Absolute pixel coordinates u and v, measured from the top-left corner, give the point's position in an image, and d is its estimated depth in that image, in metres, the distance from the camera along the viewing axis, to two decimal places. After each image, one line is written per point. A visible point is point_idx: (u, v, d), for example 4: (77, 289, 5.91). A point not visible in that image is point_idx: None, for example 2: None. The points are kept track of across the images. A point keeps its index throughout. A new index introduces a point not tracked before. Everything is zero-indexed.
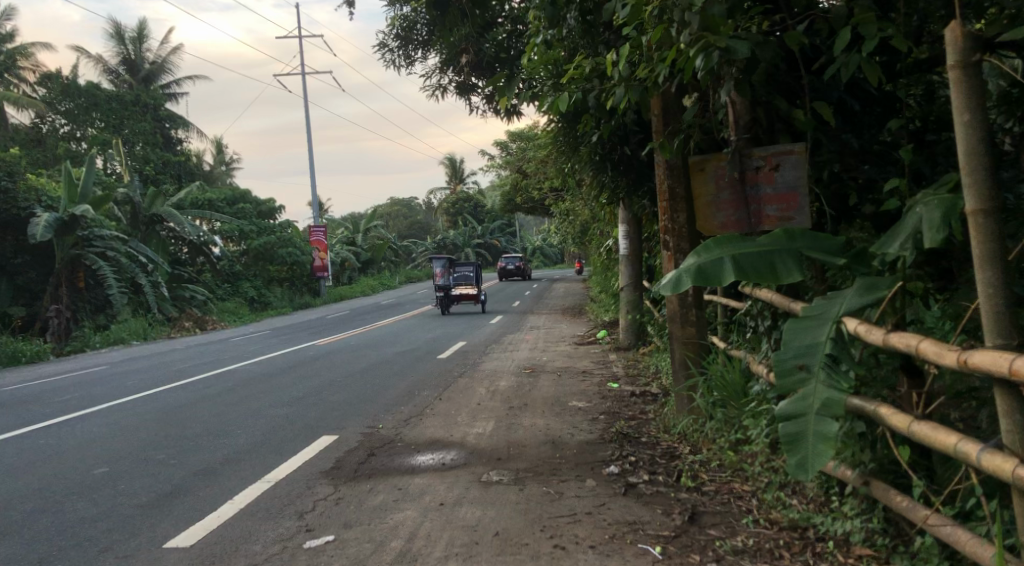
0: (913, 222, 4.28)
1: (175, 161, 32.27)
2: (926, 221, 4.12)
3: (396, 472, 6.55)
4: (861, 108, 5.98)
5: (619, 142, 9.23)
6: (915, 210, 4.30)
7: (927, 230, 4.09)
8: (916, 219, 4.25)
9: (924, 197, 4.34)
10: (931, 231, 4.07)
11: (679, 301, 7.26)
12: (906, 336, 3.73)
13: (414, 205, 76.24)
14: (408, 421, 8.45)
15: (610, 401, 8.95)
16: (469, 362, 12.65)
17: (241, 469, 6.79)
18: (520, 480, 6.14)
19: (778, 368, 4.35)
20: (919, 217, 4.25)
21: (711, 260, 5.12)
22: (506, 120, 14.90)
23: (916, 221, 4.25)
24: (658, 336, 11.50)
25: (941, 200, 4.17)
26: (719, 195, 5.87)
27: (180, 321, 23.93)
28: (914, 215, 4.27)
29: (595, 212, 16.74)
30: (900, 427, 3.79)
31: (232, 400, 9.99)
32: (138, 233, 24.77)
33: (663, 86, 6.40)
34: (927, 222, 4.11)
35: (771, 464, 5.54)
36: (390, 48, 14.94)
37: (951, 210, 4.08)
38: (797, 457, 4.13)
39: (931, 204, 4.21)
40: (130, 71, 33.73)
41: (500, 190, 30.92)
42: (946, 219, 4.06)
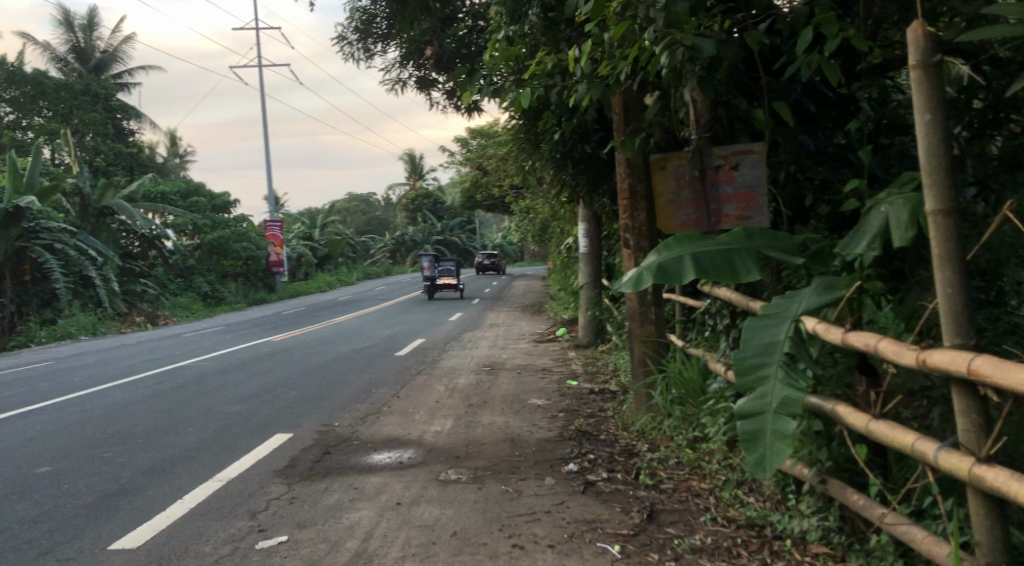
0: (879, 220, 4.33)
1: (127, 153, 31.61)
2: (894, 219, 4.18)
3: (352, 471, 6.45)
4: (816, 111, 6.11)
5: (580, 139, 9.22)
6: (880, 209, 4.36)
7: (896, 229, 4.15)
8: (883, 218, 4.31)
9: (889, 196, 4.40)
10: (900, 229, 4.14)
11: (637, 299, 7.26)
12: (864, 335, 3.76)
13: (372, 201, 75.75)
14: (365, 419, 8.35)
15: (569, 399, 8.94)
16: (427, 360, 12.55)
17: (192, 467, 6.65)
18: (479, 479, 6.09)
19: (737, 367, 4.34)
20: (886, 215, 4.31)
21: (671, 258, 5.10)
22: (466, 116, 14.83)
23: (882, 219, 4.31)
24: (617, 333, 11.54)
25: (907, 198, 4.24)
26: (679, 194, 5.84)
27: (131, 316, 23.41)
28: (881, 213, 4.33)
29: (555, 209, 16.74)
30: (857, 426, 3.82)
31: (183, 397, 9.77)
32: (86, 225, 24.21)
33: (625, 84, 6.38)
34: (895, 221, 4.17)
35: (729, 461, 5.58)
36: (349, 41, 14.77)
37: (918, 209, 4.15)
38: (755, 455, 4.13)
39: (897, 203, 4.27)
40: (80, 59, 32.95)
41: (460, 187, 30.82)
42: (913, 218, 4.13)
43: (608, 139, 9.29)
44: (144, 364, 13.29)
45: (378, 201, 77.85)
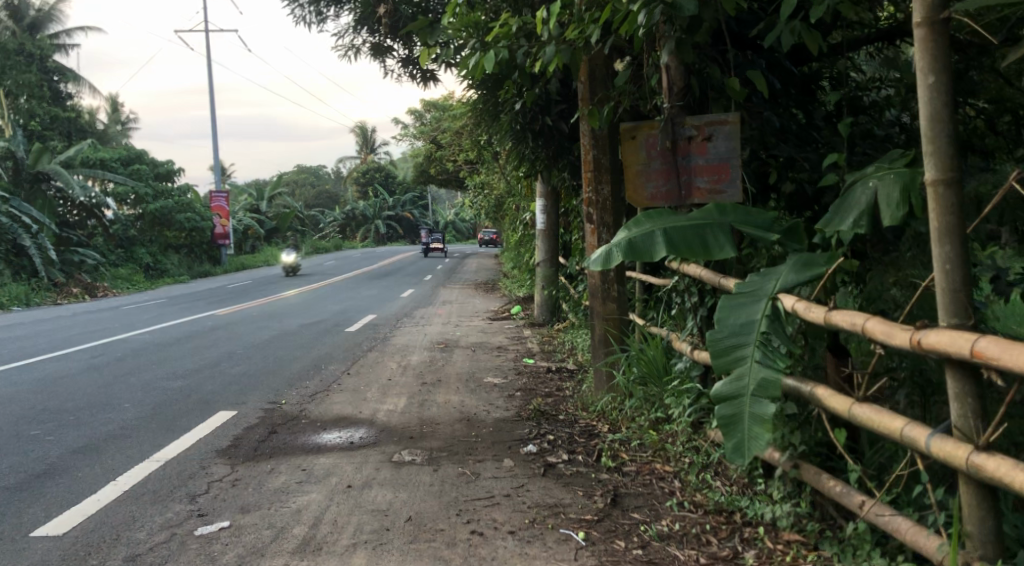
0: (868, 195, 4.19)
1: (64, 117, 30.45)
2: (884, 196, 4.04)
3: (301, 452, 6.14)
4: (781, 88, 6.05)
5: (540, 112, 8.93)
6: (869, 184, 4.22)
7: (886, 207, 4.02)
8: (871, 193, 4.18)
9: (878, 171, 4.27)
10: (890, 207, 4.01)
11: (600, 276, 7.03)
12: (849, 314, 3.54)
13: (322, 175, 74.55)
14: (314, 396, 8.01)
15: (525, 378, 8.71)
16: (378, 336, 12.20)
17: (126, 446, 6.26)
18: (434, 460, 5.82)
19: (711, 348, 4.13)
20: (875, 191, 4.17)
21: (642, 234, 4.88)
22: (422, 86, 14.44)
23: (870, 195, 4.17)
24: (574, 312, 11.38)
25: (898, 174, 4.09)
26: (650, 164, 5.61)
27: (68, 286, 22.55)
28: (869, 189, 4.20)
29: (511, 184, 16.44)
30: (840, 410, 3.61)
31: (120, 371, 9.30)
32: (21, 192, 23.31)
33: (595, 48, 6.15)
34: (886, 198, 4.03)
35: (694, 443, 5.40)
36: (300, 5, 14.23)
37: (910, 186, 3.99)
38: (733, 440, 3.95)
39: (887, 178, 4.14)
40: (14, 17, 31.45)
41: (413, 160, 30.33)
42: (905, 195, 3.99)
43: (570, 111, 9.03)
44: (79, 336, 12.73)
45: (327, 174, 76.47)
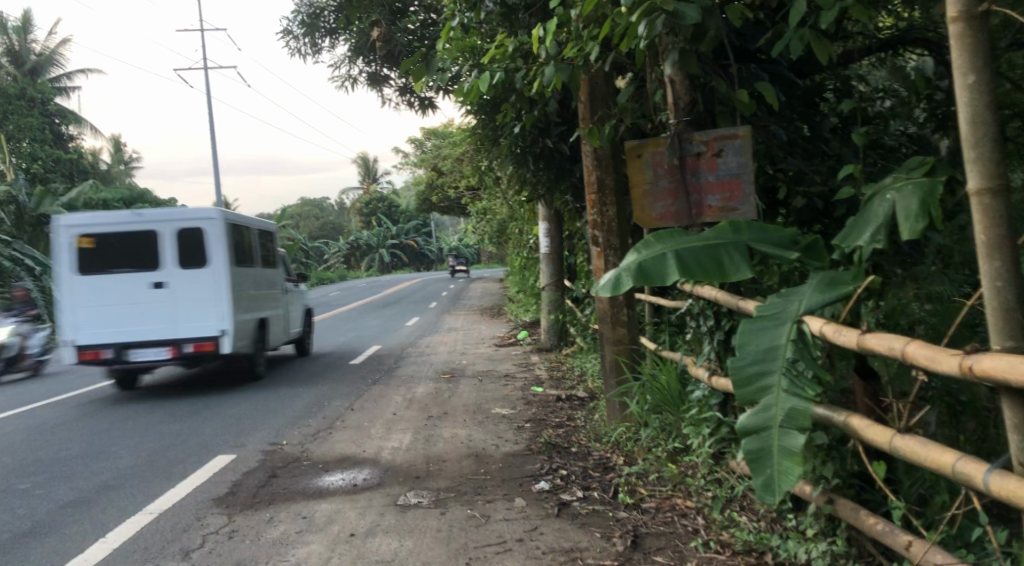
0: (885, 209, 3.92)
1: (66, 158, 30.48)
2: (902, 209, 3.78)
3: (301, 497, 5.83)
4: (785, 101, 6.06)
5: (539, 133, 8.71)
6: (885, 196, 3.96)
7: (904, 220, 3.76)
8: (888, 206, 3.91)
9: (896, 182, 4.00)
10: (908, 220, 3.75)
11: (608, 300, 6.75)
12: (885, 338, 3.26)
13: (324, 206, 74.61)
14: (316, 436, 7.71)
15: (535, 407, 8.41)
16: (382, 368, 11.92)
17: (117, 497, 5.98)
18: (442, 502, 5.52)
19: (733, 377, 3.84)
20: (892, 203, 3.91)
21: (653, 256, 4.60)
22: (420, 113, 14.29)
23: (887, 208, 3.91)
24: (582, 336, 11.11)
25: (915, 185, 3.84)
26: (657, 183, 5.30)
27: None
28: (886, 201, 3.93)
29: (513, 208, 16.23)
30: (879, 442, 3.32)
31: (119, 416, 9.02)
32: (23, 235, 23.27)
33: (593, 65, 5.90)
34: (903, 210, 3.78)
35: (715, 476, 5.11)
36: (294, 36, 14.09)
37: (929, 197, 3.74)
38: (761, 477, 3.66)
39: (905, 189, 3.88)
40: (14, 62, 31.60)
41: (414, 188, 30.20)
42: (924, 206, 3.73)
43: (570, 132, 8.80)
44: (79, 380, 12.45)
45: (330, 204, 76.34)
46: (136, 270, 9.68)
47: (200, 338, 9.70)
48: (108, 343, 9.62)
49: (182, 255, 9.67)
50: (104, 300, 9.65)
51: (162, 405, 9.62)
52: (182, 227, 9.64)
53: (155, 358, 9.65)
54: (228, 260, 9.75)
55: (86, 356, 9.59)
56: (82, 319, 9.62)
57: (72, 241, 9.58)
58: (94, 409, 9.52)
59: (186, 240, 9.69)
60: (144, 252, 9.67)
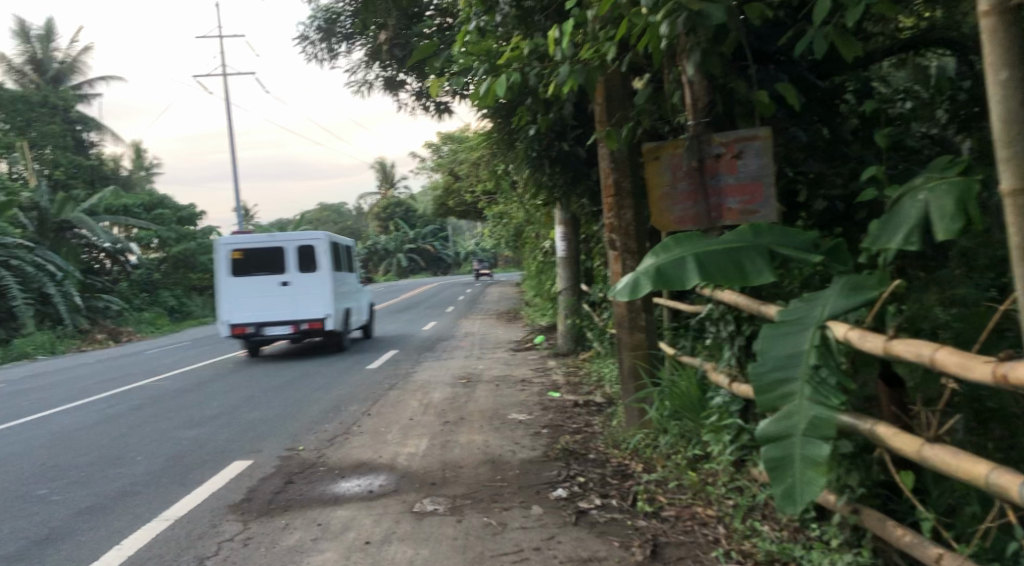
0: (917, 209, 3.83)
1: (88, 165, 30.75)
2: (937, 209, 3.70)
3: (317, 504, 5.78)
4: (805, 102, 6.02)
5: (556, 137, 8.65)
6: (917, 197, 3.87)
7: (940, 220, 3.68)
8: (921, 207, 3.83)
9: (928, 182, 3.91)
10: (944, 220, 3.66)
11: (626, 305, 6.67)
12: (914, 344, 3.17)
13: (341, 211, 74.93)
14: (332, 441, 7.67)
15: (552, 413, 8.34)
16: (399, 373, 11.89)
17: (133, 504, 5.96)
18: (458, 509, 5.46)
19: (755, 384, 3.78)
20: (925, 204, 3.82)
21: (672, 261, 4.53)
22: (436, 117, 14.28)
23: (920, 209, 3.82)
24: (600, 341, 11.04)
25: (950, 184, 3.75)
26: (676, 186, 5.23)
27: (92, 333, 22.47)
28: (919, 201, 3.85)
29: (530, 212, 16.18)
30: (908, 451, 3.22)
31: (137, 421, 9.04)
32: (46, 241, 23.49)
33: (611, 67, 5.82)
34: (938, 210, 3.69)
35: (737, 484, 5.02)
36: (311, 41, 14.11)
37: (965, 196, 3.66)
38: (782, 485, 3.57)
39: (939, 189, 3.80)
40: (37, 71, 31.96)
41: (431, 193, 30.22)
42: (960, 206, 3.65)
43: (587, 135, 8.73)
44: (99, 385, 12.50)
45: (347, 209, 76.63)
46: (268, 274, 13.82)
47: (313, 319, 13.85)
48: (251, 321, 13.83)
49: (300, 262, 13.85)
50: (244, 292, 13.79)
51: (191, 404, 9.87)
52: (301, 244, 13.88)
53: (281, 332, 13.84)
54: (331, 267, 13.94)
55: (236, 330, 13.88)
56: (233, 305, 13.77)
57: (226, 253, 13.79)
58: (235, 375, 12.54)
59: (303, 253, 13.88)
60: (274, 260, 13.86)
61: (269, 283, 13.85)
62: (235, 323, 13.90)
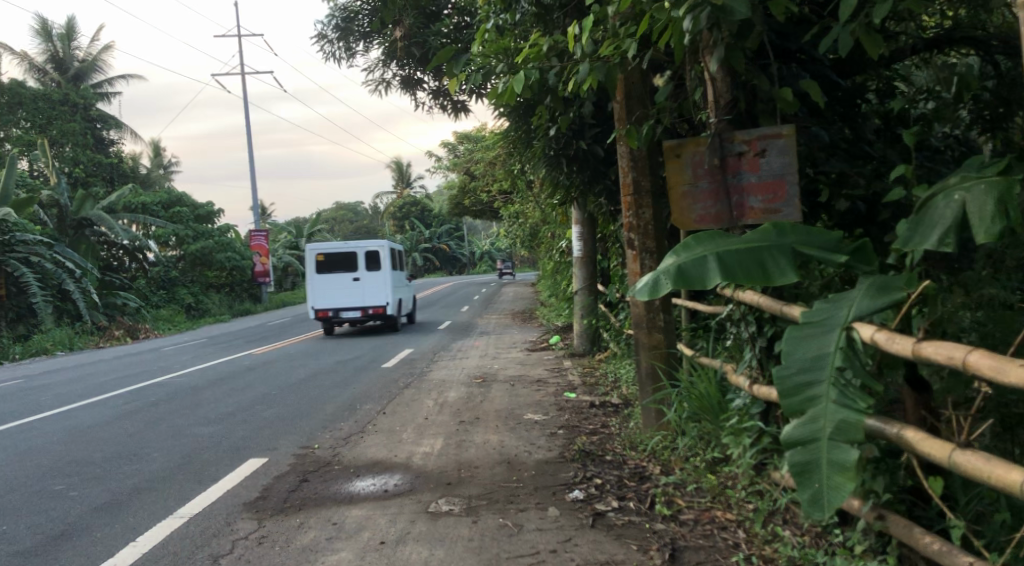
0: (953, 210, 3.84)
1: (107, 162, 30.93)
2: (977, 210, 3.72)
3: (332, 502, 5.75)
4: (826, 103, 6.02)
5: (573, 136, 8.59)
6: (952, 197, 3.88)
7: (979, 222, 3.70)
8: (957, 207, 3.84)
9: (963, 182, 3.92)
10: (984, 221, 3.68)
11: (644, 305, 6.60)
12: (944, 346, 3.09)
13: (357, 210, 75.15)
14: (347, 440, 7.65)
15: (567, 414, 8.28)
16: (414, 372, 11.87)
17: (149, 500, 5.94)
18: (473, 510, 5.40)
19: (779, 387, 3.71)
20: (961, 205, 3.83)
21: (693, 260, 4.47)
22: (453, 116, 14.25)
23: (956, 210, 3.83)
24: (616, 341, 10.97)
25: (988, 185, 3.77)
26: (696, 185, 5.14)
27: (110, 330, 22.60)
28: (955, 201, 3.86)
29: (546, 212, 16.12)
30: (939, 457, 3.14)
31: (153, 418, 9.05)
32: (65, 238, 23.64)
33: (631, 64, 5.74)
34: (978, 212, 3.71)
35: (757, 488, 4.96)
36: (328, 40, 14.10)
37: (1005, 197, 3.69)
38: (809, 491, 3.50)
39: (976, 190, 3.81)
40: (58, 69, 32.18)
41: (447, 192, 30.21)
42: (1000, 207, 3.67)
43: (605, 134, 8.67)
44: (116, 381, 12.53)
45: (363, 209, 76.80)
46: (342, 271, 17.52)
47: (377, 305, 17.72)
48: (331, 304, 17.69)
49: (368, 262, 17.87)
50: (323, 286, 17.66)
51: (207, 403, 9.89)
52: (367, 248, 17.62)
53: (353, 316, 17.59)
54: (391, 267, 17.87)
55: (320, 314, 17.73)
56: (318, 292, 17.77)
57: (312, 256, 17.87)
58: (308, 354, 14.70)
59: (370, 255, 17.91)
60: (347, 261, 17.85)
61: (344, 277, 17.79)
62: (319, 306, 17.74)
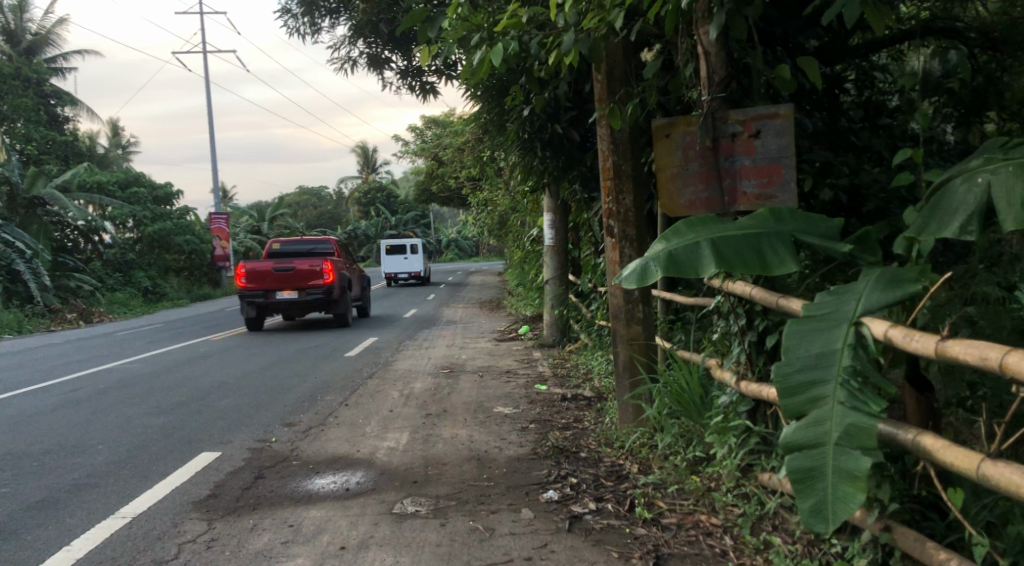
0: (976, 195, 3.68)
1: (62, 141, 29.93)
2: (1005, 195, 3.55)
3: (290, 502, 5.36)
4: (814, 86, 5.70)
5: (548, 119, 8.21)
6: (976, 180, 3.72)
7: (1007, 206, 3.54)
8: (982, 191, 3.67)
9: (987, 164, 3.75)
10: (1012, 207, 3.52)
11: (623, 296, 6.26)
12: (976, 345, 2.82)
13: (321, 195, 74.08)
14: (307, 433, 7.23)
15: (539, 407, 7.94)
16: (379, 361, 11.45)
17: (88, 498, 5.50)
18: (441, 512, 5.05)
19: (780, 387, 3.42)
20: (987, 188, 3.67)
21: (684, 246, 4.16)
22: (422, 98, 13.82)
23: (981, 193, 3.67)
24: (589, 332, 10.66)
25: (1016, 168, 3.60)
26: (687, 167, 4.82)
27: (62, 313, 21.77)
28: (979, 185, 3.69)
29: (517, 199, 15.74)
30: (966, 469, 2.85)
31: (100, 406, 8.54)
32: (16, 217, 22.76)
33: (615, 38, 5.40)
34: (1006, 196, 3.55)
35: (743, 490, 4.66)
36: (292, 15, 13.58)
37: None
38: (810, 501, 3.22)
39: (1003, 172, 3.64)
40: (10, 41, 30.95)
41: (415, 178, 29.66)
42: None
43: (582, 117, 8.31)
44: (62, 367, 11.90)
45: (327, 194, 75.67)
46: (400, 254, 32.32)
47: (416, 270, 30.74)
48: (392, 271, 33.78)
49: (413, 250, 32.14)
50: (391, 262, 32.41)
51: (157, 391, 9.38)
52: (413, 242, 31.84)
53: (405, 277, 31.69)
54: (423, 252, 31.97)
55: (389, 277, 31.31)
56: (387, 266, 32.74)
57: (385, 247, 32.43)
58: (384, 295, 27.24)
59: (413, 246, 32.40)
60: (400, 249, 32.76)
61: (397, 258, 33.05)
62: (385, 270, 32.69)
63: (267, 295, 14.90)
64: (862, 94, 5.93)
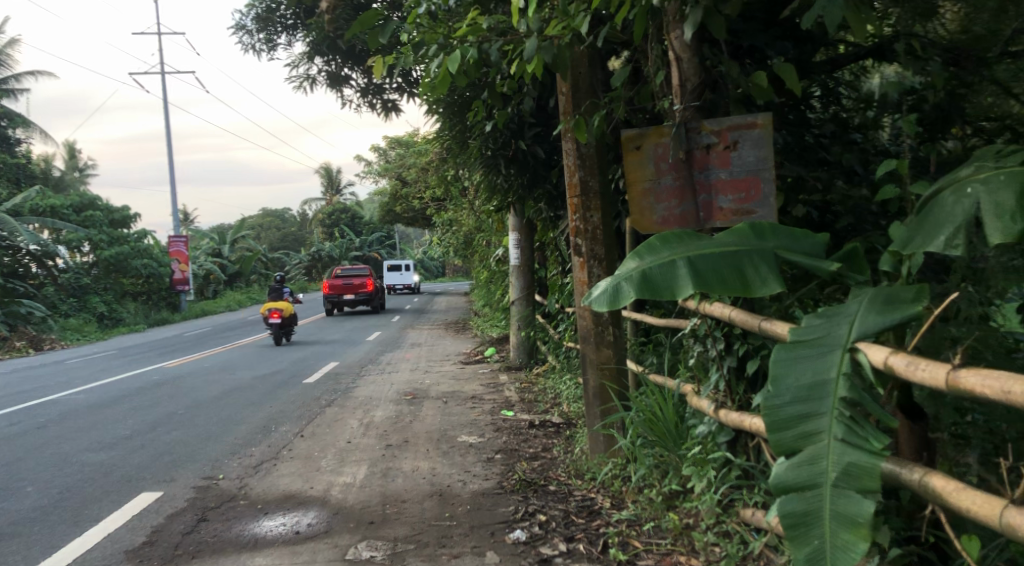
0: (965, 206, 3.39)
1: (13, 163, 29.11)
2: (996, 206, 3.26)
3: (232, 548, 4.92)
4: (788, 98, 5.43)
5: (512, 135, 7.90)
6: (965, 191, 3.43)
7: (995, 220, 3.25)
8: (969, 203, 3.39)
9: (977, 174, 3.47)
10: (1002, 220, 3.23)
11: (592, 318, 5.92)
12: (999, 380, 2.52)
13: (285, 217, 73.29)
14: (257, 468, 6.77)
15: (505, 435, 7.55)
16: (339, 387, 10.99)
17: (8, 550, 5.01)
18: (398, 556, 4.66)
19: (769, 421, 3.09)
20: (975, 200, 3.38)
21: (659, 265, 3.82)
22: (383, 115, 13.49)
23: (969, 205, 3.38)
24: (556, 353, 10.33)
25: (1008, 177, 3.31)
26: (660, 181, 4.54)
27: (12, 341, 20.98)
28: (968, 196, 3.40)
29: (482, 219, 15.44)
30: (990, 519, 2.55)
31: (35, 443, 7.98)
32: None
33: (581, 45, 5.08)
34: (996, 207, 3.26)
35: (725, 528, 4.32)
36: (248, 31, 13.19)
37: None
38: (806, 549, 2.92)
39: (994, 181, 3.35)
40: None
41: (379, 199, 29.30)
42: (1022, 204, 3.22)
43: (547, 133, 8.00)
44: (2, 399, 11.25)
45: (291, 216, 74.85)
46: None
47: None
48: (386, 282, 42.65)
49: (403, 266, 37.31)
50: None
51: (99, 425, 8.83)
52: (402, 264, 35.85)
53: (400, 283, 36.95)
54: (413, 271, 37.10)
55: None
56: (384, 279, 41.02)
57: None
58: None
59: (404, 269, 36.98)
60: None
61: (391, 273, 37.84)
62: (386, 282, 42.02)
63: (339, 298, 24.80)
64: (828, 110, 5.60)
